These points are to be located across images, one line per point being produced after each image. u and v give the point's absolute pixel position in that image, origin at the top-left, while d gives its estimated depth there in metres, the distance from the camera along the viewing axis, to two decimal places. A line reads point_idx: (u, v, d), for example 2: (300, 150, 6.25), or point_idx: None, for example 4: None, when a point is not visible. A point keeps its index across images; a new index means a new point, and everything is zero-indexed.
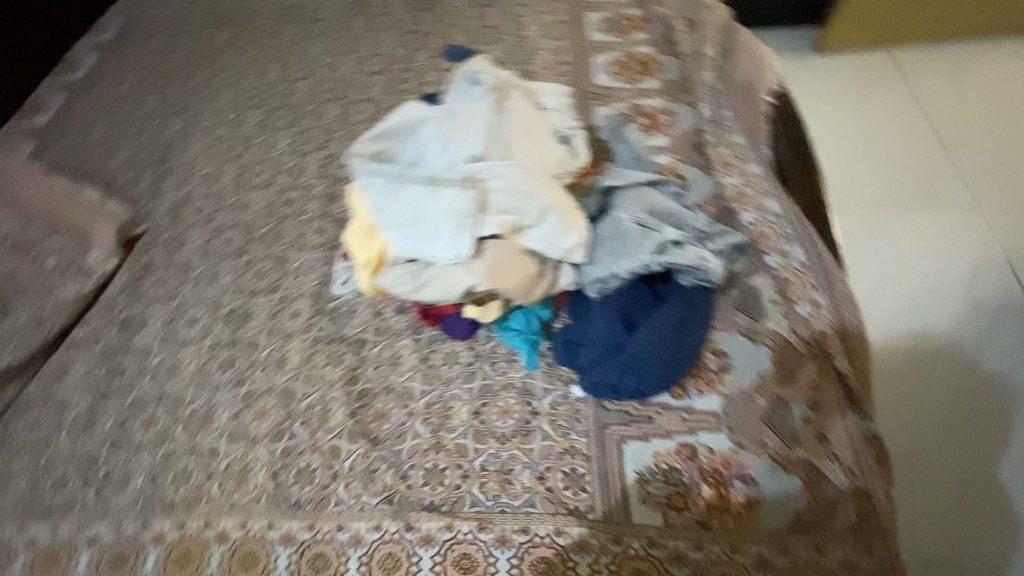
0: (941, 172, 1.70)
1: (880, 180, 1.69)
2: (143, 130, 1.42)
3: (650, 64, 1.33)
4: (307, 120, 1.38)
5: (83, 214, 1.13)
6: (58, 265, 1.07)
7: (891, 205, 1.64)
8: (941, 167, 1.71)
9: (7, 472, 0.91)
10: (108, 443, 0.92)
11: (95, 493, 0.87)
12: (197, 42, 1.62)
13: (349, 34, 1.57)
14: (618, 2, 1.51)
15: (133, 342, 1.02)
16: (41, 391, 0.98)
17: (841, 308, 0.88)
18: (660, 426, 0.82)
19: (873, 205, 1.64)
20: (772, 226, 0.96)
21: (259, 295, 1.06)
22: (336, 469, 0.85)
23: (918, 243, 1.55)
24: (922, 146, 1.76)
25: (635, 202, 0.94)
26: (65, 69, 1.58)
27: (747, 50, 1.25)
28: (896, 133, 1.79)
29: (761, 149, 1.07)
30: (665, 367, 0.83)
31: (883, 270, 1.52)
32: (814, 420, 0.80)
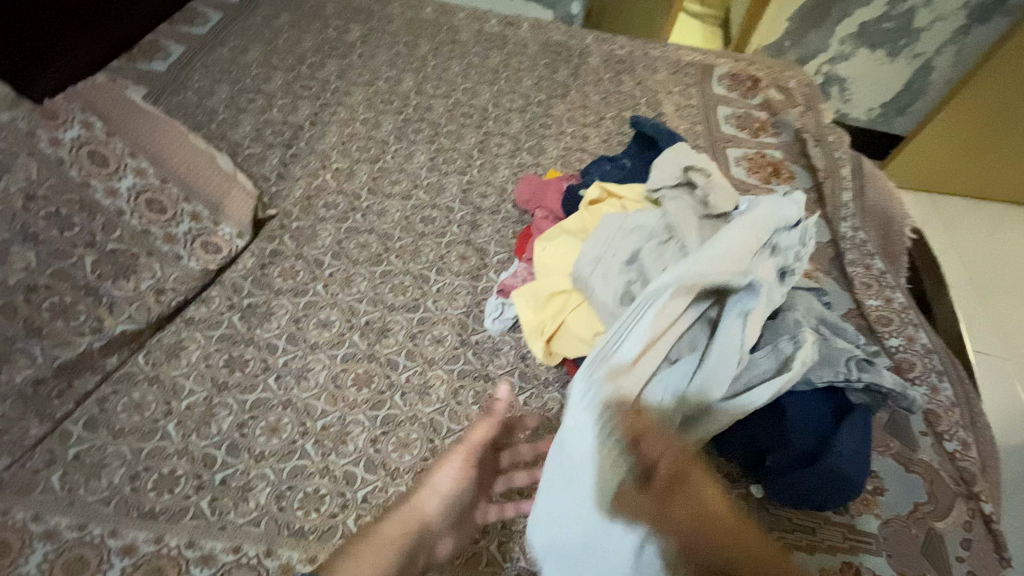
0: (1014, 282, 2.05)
1: (963, 278, 2.06)
2: (268, 104, 1.33)
3: (781, 170, 1.39)
4: (446, 139, 1.35)
5: (221, 181, 1.03)
6: (189, 233, 0.97)
7: (979, 301, 2.00)
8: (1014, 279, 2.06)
9: (100, 457, 0.78)
10: (225, 444, 0.82)
11: (210, 502, 0.77)
12: (330, 30, 1.58)
13: (487, 65, 1.58)
14: (747, 102, 1.59)
15: (257, 334, 0.94)
16: (151, 369, 0.87)
17: (984, 449, 0.92)
18: (823, 540, 0.81)
19: (964, 294, 2.01)
20: (918, 358, 1.00)
21: (398, 311, 1.01)
22: (486, 523, 0.79)
23: (994, 340, 1.88)
24: (1000, 261, 2.12)
25: (807, 307, 0.96)
26: (186, 19, 1.48)
27: (876, 181, 1.33)
28: (984, 251, 2.15)
29: (898, 279, 1.13)
30: (853, 489, 0.79)
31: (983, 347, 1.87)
32: (968, 559, 0.81)
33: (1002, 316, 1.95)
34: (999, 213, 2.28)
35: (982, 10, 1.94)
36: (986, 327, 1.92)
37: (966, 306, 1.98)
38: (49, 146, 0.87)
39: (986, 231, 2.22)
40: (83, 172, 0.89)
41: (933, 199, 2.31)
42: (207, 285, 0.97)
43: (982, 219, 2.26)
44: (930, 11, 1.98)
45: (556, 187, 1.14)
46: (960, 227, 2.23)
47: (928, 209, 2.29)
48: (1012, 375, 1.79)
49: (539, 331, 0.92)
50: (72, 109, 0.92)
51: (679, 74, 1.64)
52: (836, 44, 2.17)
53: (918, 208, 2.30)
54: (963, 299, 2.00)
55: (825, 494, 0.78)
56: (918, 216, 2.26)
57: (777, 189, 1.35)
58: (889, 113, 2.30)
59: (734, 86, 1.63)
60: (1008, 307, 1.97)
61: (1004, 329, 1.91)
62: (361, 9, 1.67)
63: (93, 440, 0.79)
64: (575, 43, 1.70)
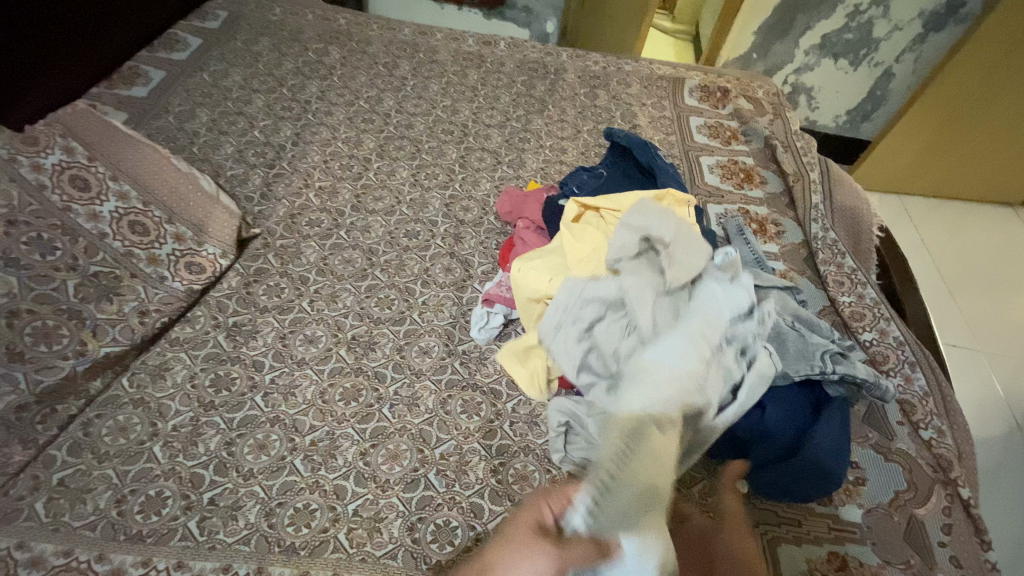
0: (978, 274, 2.13)
1: (931, 274, 2.13)
2: (250, 126, 1.35)
3: (753, 176, 1.44)
4: (427, 155, 1.37)
5: (204, 201, 1.03)
6: (173, 254, 0.98)
7: (947, 294, 2.06)
8: (978, 271, 2.14)
9: (85, 482, 0.77)
10: (213, 464, 0.81)
11: (198, 522, 0.76)
12: (309, 53, 1.61)
13: (466, 83, 1.62)
14: (717, 112, 1.65)
15: (243, 352, 0.94)
16: (136, 391, 0.86)
17: (958, 436, 0.95)
18: (810, 531, 0.83)
19: (933, 289, 2.08)
20: (891, 351, 1.04)
21: (384, 324, 1.02)
22: (478, 530, 0.79)
23: (962, 332, 1.95)
24: (965, 254, 2.20)
25: (783, 305, 1.00)
26: (166, 45, 1.49)
27: (843, 183, 1.39)
28: (950, 247, 2.23)
29: (868, 276, 1.18)
30: (835, 479, 0.82)
31: (952, 340, 1.93)
32: (949, 543, 0.83)
33: (969, 308, 2.02)
34: (964, 212, 2.38)
35: (935, 20, 2.04)
36: (955, 320, 1.99)
37: (935, 301, 2.04)
38: (31, 171, 0.87)
39: (950, 228, 2.31)
40: (64, 197, 0.89)
41: (901, 200, 2.41)
42: (192, 306, 0.97)
43: (948, 218, 2.35)
44: (888, 22, 2.07)
45: (536, 198, 1.17)
46: (927, 226, 2.32)
47: (897, 210, 2.38)
48: (982, 366, 1.85)
49: (522, 366, 0.93)
50: (53, 134, 0.93)
51: (652, 87, 1.70)
52: (801, 55, 2.26)
53: (888, 209, 2.38)
54: (932, 294, 2.06)
55: (809, 485, 0.81)
56: (887, 217, 2.34)
57: (749, 195, 1.39)
58: (855, 119, 2.39)
59: (705, 97, 1.69)
60: (973, 299, 2.05)
61: (971, 321, 1.99)
62: (340, 32, 1.70)
63: (77, 465, 0.78)
64: (550, 60, 1.75)
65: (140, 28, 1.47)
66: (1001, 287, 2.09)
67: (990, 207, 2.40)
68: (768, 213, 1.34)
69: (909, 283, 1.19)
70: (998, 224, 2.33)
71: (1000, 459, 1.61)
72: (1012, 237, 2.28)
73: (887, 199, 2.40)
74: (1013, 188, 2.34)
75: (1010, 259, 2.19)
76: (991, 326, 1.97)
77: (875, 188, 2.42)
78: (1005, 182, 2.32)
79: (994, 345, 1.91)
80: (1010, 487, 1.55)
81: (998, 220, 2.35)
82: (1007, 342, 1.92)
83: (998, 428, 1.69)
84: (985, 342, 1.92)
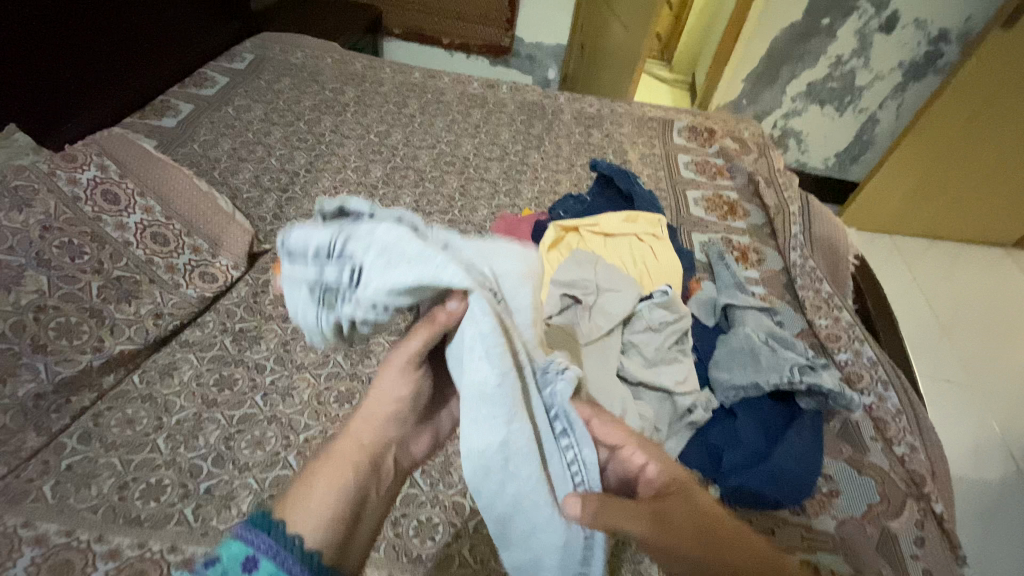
0: (968, 311, 2.17)
1: (921, 311, 2.16)
2: (269, 155, 1.46)
3: (737, 209, 1.52)
4: (429, 184, 1.47)
5: (221, 217, 1.13)
6: (189, 263, 1.06)
7: (937, 331, 2.09)
8: (967, 309, 2.18)
9: (91, 468, 0.83)
10: (212, 456, 0.86)
11: (194, 510, 0.80)
12: (326, 91, 1.75)
13: (469, 121, 1.75)
14: (705, 150, 1.75)
15: (247, 355, 1.00)
16: (144, 387, 0.93)
17: (932, 453, 0.98)
18: (784, 540, 0.85)
19: (923, 326, 2.11)
20: (865, 370, 1.08)
21: (380, 334, 1.08)
22: (458, 527, 0.83)
23: (952, 368, 1.97)
24: (954, 292, 2.24)
25: (758, 324, 1.05)
26: (196, 82, 1.64)
27: (822, 216, 1.46)
28: (939, 285, 2.28)
29: (845, 301, 1.23)
30: (806, 485, 0.85)
31: (943, 376, 1.95)
32: (922, 556, 0.85)
33: (959, 345, 2.05)
34: (954, 252, 2.44)
35: (914, 70, 2.17)
36: (945, 356, 2.01)
37: (925, 337, 2.07)
38: (67, 184, 0.97)
39: (940, 267, 2.36)
40: (96, 208, 0.98)
41: (891, 240, 2.47)
42: (203, 311, 1.05)
43: (937, 256, 2.41)
44: (869, 71, 2.20)
45: (529, 221, 1.25)
46: (917, 264, 2.37)
47: (888, 250, 2.44)
48: (973, 401, 1.87)
49: None
50: (90, 153, 1.03)
51: (643, 127, 1.81)
52: (788, 101, 2.39)
53: (879, 247, 2.45)
54: (922, 331, 2.09)
55: (782, 491, 0.83)
56: (877, 256, 2.40)
57: (733, 225, 1.47)
58: (843, 161, 2.49)
59: (693, 137, 1.80)
60: (963, 336, 2.08)
61: (962, 357, 2.01)
62: (356, 74, 1.85)
63: (85, 453, 0.84)
64: (549, 101, 1.88)
65: (173, 66, 1.62)
66: (990, 325, 2.12)
67: (979, 248, 2.46)
68: (750, 242, 1.41)
69: (885, 309, 1.24)
70: (987, 264, 2.38)
71: (992, 495, 1.61)
72: (1002, 278, 2.32)
73: (877, 239, 2.48)
74: (1001, 230, 2.40)
75: (999, 298, 2.23)
76: (983, 364, 1.99)
77: (865, 229, 2.49)
78: (992, 224, 2.39)
79: (985, 381, 1.93)
80: (1003, 524, 1.55)
81: (987, 261, 2.40)
82: (997, 379, 1.94)
83: (992, 463, 1.69)
84: (976, 378, 1.94)
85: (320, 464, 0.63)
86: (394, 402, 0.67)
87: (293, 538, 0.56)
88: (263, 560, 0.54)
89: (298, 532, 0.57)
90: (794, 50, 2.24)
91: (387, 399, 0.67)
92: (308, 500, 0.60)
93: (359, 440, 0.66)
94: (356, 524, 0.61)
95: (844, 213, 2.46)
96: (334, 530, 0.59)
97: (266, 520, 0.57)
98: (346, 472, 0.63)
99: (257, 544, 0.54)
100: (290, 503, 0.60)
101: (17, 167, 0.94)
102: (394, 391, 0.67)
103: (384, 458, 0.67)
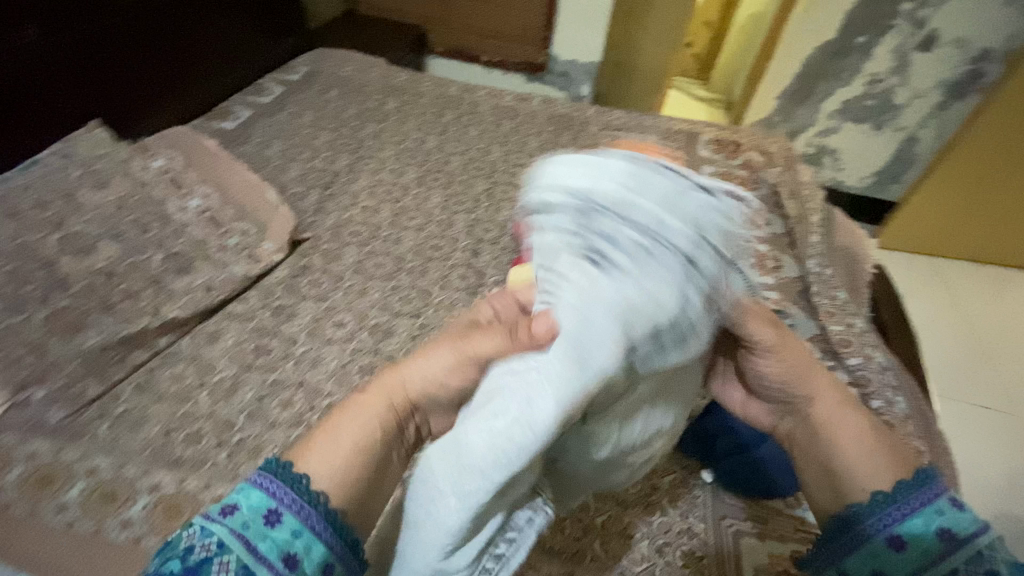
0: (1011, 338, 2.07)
1: (959, 334, 2.08)
2: (315, 156, 1.60)
3: (757, 218, 1.54)
4: (458, 186, 1.57)
5: (268, 207, 1.26)
6: (237, 245, 1.18)
7: (976, 356, 2.01)
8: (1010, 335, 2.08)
9: (143, 415, 0.94)
10: (245, 412, 0.96)
11: (227, 456, 0.90)
12: (370, 102, 1.90)
13: (500, 130, 1.85)
14: (729, 162, 1.78)
15: (282, 328, 1.11)
16: (192, 350, 1.04)
17: (940, 459, 0.97)
18: (776, 529, 0.87)
19: (961, 350, 2.03)
20: (874, 375, 1.08)
21: (402, 317, 1.16)
22: None
23: (991, 395, 1.88)
24: (997, 317, 2.15)
25: None
26: (256, 91, 1.81)
27: (844, 228, 1.47)
28: (981, 309, 2.19)
29: (860, 309, 1.23)
30: (799, 475, 0.87)
31: (980, 402, 1.86)
32: None
33: (1000, 371, 1.96)
34: (999, 276, 2.34)
35: (956, 88, 2.13)
36: (984, 383, 1.92)
37: (963, 361, 1.99)
38: (141, 171, 1.11)
39: (983, 291, 2.27)
40: (161, 192, 1.12)
41: (930, 261, 2.39)
42: (247, 288, 1.17)
43: (981, 281, 2.32)
44: (908, 89, 2.18)
45: None
46: (958, 287, 2.28)
47: (927, 272, 2.36)
48: (1012, 430, 1.78)
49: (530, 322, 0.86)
50: (162, 147, 1.18)
51: (668, 139, 1.87)
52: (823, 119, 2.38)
53: (918, 268, 2.36)
54: (960, 355, 2.01)
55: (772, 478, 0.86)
56: (915, 277, 2.32)
57: (752, 233, 1.49)
58: (881, 180, 2.44)
59: (719, 149, 1.83)
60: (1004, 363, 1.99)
61: (1003, 385, 1.92)
62: (398, 87, 2.00)
63: (138, 401, 0.96)
64: (578, 114, 1.95)
65: (236, 74, 1.81)
66: None
67: None
68: (767, 250, 1.43)
69: (903, 318, 1.24)
70: None
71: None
72: None
73: (916, 260, 2.40)
74: None
75: None
76: None
77: (903, 249, 2.42)
78: None
79: None
80: None
81: None
82: None
83: None
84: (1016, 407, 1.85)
85: (339, 418, 0.64)
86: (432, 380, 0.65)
87: (319, 494, 0.57)
88: (287, 516, 0.55)
89: (307, 475, 0.58)
90: (828, 68, 2.24)
91: (428, 381, 0.65)
92: (332, 449, 0.61)
93: (388, 406, 0.65)
94: (370, 486, 0.62)
95: (880, 233, 2.40)
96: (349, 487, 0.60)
97: (285, 465, 0.59)
98: (370, 431, 0.63)
99: (279, 497, 0.57)
100: (307, 453, 0.61)
101: (101, 155, 1.09)
102: (437, 364, 0.65)
103: (408, 423, 0.67)
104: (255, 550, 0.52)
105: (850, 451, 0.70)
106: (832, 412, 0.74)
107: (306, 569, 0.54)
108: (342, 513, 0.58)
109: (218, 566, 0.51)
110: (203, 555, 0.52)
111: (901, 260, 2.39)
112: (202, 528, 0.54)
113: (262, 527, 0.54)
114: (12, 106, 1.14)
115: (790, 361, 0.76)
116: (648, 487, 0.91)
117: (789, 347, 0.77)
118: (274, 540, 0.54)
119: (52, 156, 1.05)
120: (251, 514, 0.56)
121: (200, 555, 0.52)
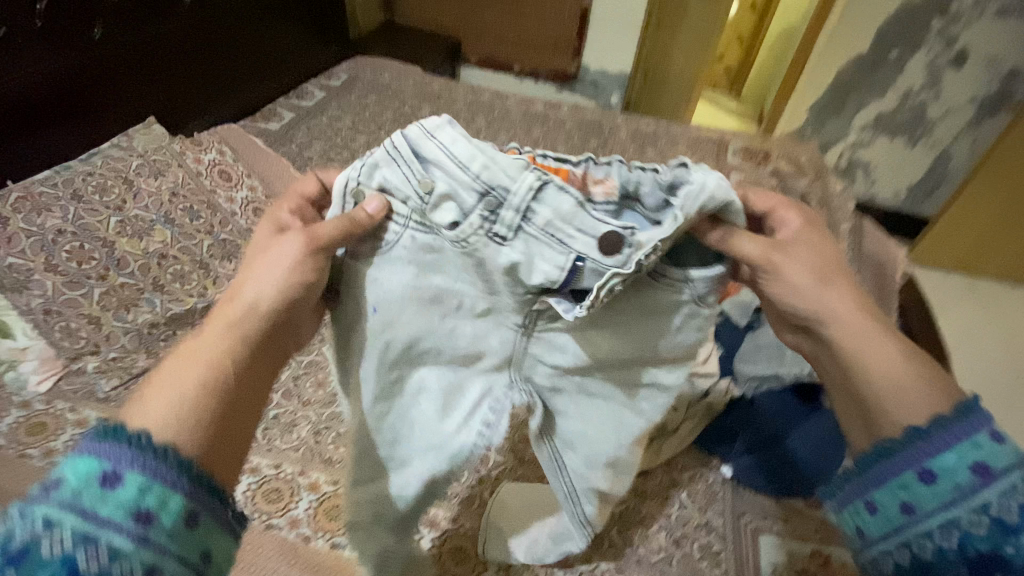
0: None
1: (994, 355, 2.02)
2: (353, 156, 1.67)
3: None
4: None
5: None
6: None
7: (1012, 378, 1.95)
8: None
9: None
10: (282, 391, 1.02)
11: (265, 431, 0.95)
12: (406, 107, 1.97)
13: (530, 136, 1.90)
14: (759, 170, 1.78)
15: None
16: None
17: None
18: (797, 528, 0.86)
19: (996, 371, 1.97)
20: None
21: None
22: None
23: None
24: None
25: None
26: (299, 95, 1.90)
27: (875, 237, 1.44)
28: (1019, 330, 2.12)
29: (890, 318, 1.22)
30: (818, 475, 0.88)
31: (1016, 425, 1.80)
32: None
33: None
34: None
35: (988, 104, 2.09)
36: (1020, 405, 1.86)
37: (998, 383, 1.93)
38: (194, 162, 1.19)
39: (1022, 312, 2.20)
40: (212, 183, 1.19)
41: (967, 279, 2.33)
42: None
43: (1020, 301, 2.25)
44: (945, 103, 2.14)
45: None
46: (995, 307, 2.22)
47: (963, 290, 2.29)
48: None
49: None
50: (213, 141, 1.25)
51: (698, 147, 1.88)
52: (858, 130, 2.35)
53: (954, 288, 2.29)
54: (996, 376, 1.95)
55: (793, 477, 0.87)
56: (951, 295, 2.26)
57: None
58: (917, 195, 2.39)
59: (748, 158, 1.83)
60: None
61: None
62: (433, 93, 2.07)
63: None
64: (607, 121, 1.98)
65: (281, 77, 1.90)
66: None
67: None
68: None
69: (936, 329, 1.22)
70: None
71: None
72: None
73: (952, 277, 2.34)
74: None
75: None
76: None
77: (938, 267, 2.35)
78: None
79: None
80: None
81: None
82: None
83: None
84: None
85: (168, 365, 0.57)
86: (276, 266, 0.66)
87: (166, 446, 0.48)
88: (129, 472, 0.45)
89: (138, 425, 0.50)
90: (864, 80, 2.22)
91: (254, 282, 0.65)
92: (162, 404, 0.52)
93: (232, 333, 0.61)
94: (238, 409, 0.57)
95: (915, 250, 2.34)
96: (221, 415, 0.55)
97: (116, 430, 0.47)
98: (227, 358, 0.59)
99: (113, 456, 0.46)
100: (140, 404, 0.52)
101: (158, 146, 1.17)
102: (273, 275, 0.65)
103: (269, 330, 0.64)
104: (96, 516, 0.43)
105: (888, 373, 0.63)
106: (864, 338, 0.66)
107: (164, 522, 0.45)
108: (206, 445, 0.51)
109: (45, 545, 0.41)
110: (12, 544, 0.40)
111: (936, 278, 2.33)
112: (19, 502, 0.43)
113: (97, 496, 0.43)
114: (70, 95, 1.24)
115: (805, 287, 0.70)
116: (666, 479, 0.92)
117: (812, 263, 0.71)
118: (118, 501, 0.44)
119: (112, 147, 1.12)
120: (79, 484, 0.44)
121: (13, 536, 0.41)
